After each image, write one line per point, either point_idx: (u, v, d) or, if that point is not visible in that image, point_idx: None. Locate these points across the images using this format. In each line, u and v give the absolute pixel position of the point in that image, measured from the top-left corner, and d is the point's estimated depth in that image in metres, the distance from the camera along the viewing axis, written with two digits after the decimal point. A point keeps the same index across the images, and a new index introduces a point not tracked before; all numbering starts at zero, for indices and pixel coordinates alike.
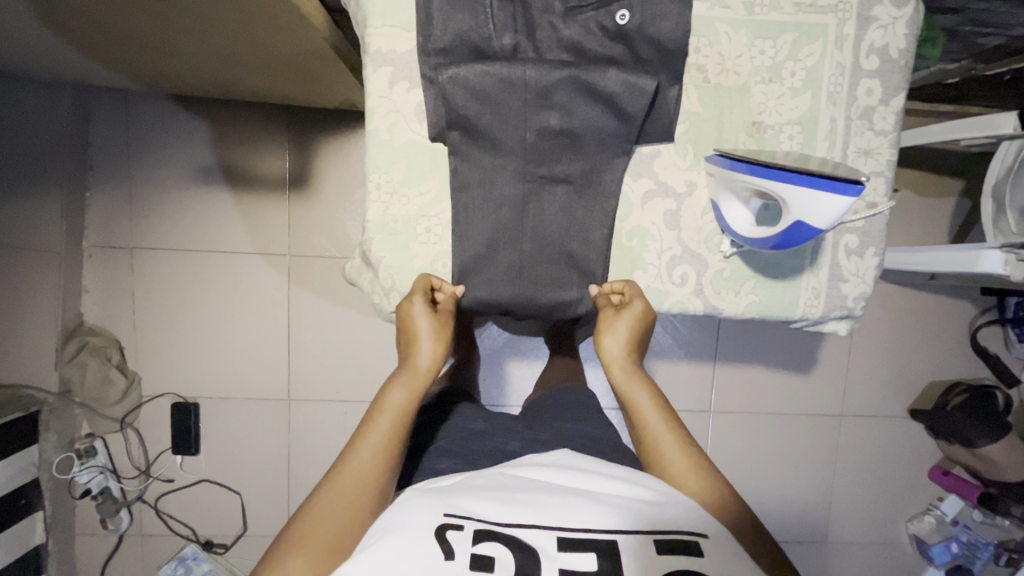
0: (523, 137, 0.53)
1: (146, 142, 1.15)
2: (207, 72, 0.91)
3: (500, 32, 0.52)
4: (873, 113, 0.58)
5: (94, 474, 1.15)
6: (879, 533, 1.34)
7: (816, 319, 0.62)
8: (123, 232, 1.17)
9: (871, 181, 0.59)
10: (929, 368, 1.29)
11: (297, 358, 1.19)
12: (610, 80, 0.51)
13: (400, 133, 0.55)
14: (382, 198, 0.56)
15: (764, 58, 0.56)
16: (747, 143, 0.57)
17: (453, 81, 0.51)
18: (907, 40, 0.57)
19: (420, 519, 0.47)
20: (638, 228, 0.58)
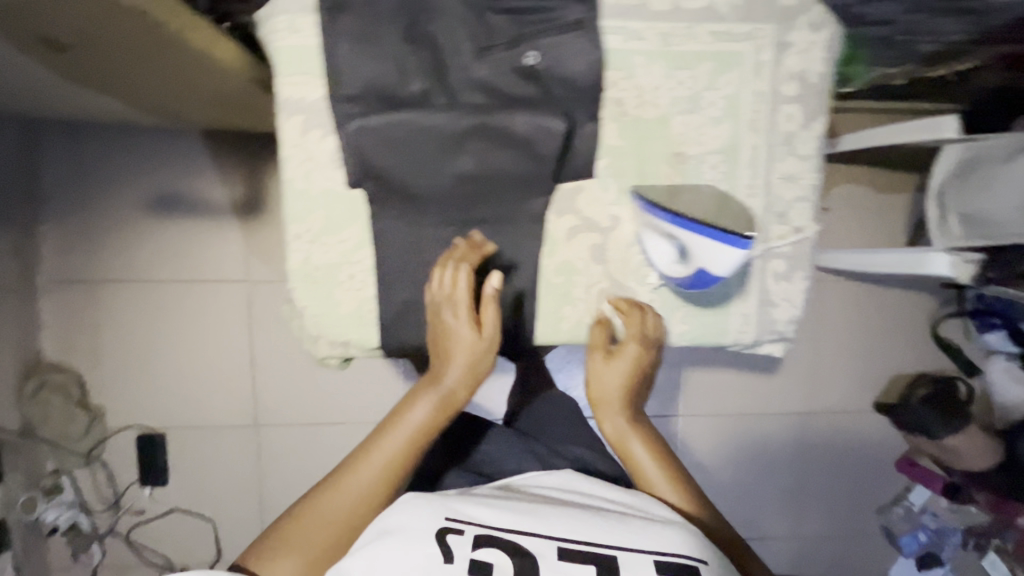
0: (440, 182, 0.54)
1: (95, 173, 1.13)
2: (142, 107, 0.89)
3: (409, 78, 0.51)
4: (794, 138, 0.58)
5: (62, 510, 1.13)
6: (850, 525, 1.37)
7: (749, 343, 0.62)
8: (76, 267, 1.14)
9: (795, 207, 0.59)
10: (892, 361, 1.31)
11: (262, 384, 1.18)
12: (520, 122, 0.52)
13: (317, 181, 0.55)
14: (301, 247, 0.56)
15: (682, 90, 0.56)
16: (668, 175, 0.57)
17: (361, 132, 0.51)
18: (826, 64, 0.56)
19: (425, 522, 0.55)
20: (565, 265, 0.59)
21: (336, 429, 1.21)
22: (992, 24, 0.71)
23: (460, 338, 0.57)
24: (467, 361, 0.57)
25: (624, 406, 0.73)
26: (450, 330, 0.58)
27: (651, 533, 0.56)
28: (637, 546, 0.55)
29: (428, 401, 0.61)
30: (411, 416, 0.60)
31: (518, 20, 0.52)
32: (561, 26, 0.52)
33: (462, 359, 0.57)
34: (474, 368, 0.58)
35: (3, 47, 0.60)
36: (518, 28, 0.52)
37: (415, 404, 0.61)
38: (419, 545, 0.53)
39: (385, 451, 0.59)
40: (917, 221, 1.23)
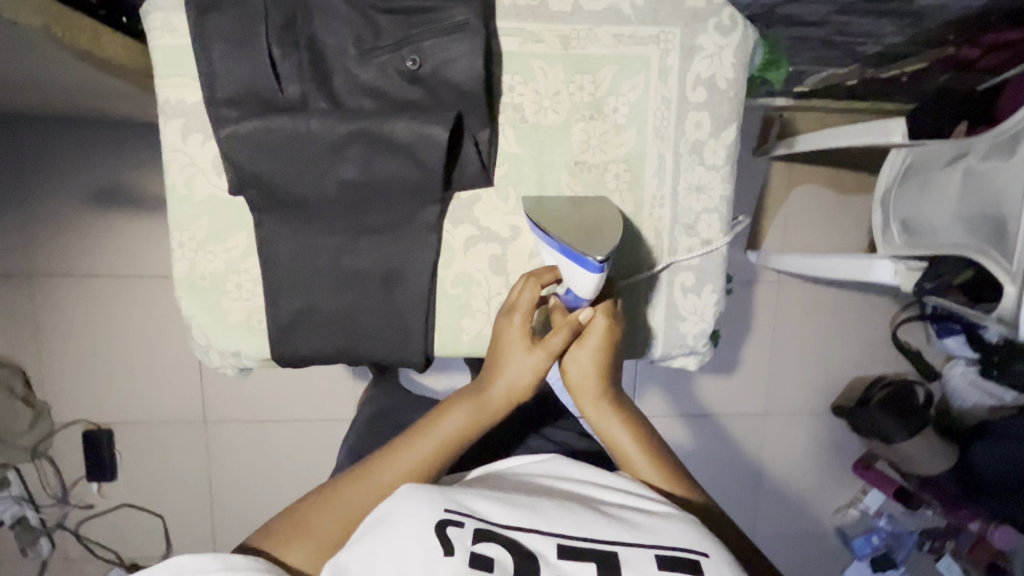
0: (323, 191, 0.51)
1: (35, 166, 1.10)
2: (70, 101, 0.88)
3: (287, 81, 0.49)
4: (703, 147, 0.55)
5: (8, 505, 1.14)
6: (805, 527, 1.36)
7: (659, 357, 0.61)
8: (17, 261, 1.12)
9: (704, 218, 0.57)
10: (850, 364, 1.30)
11: (209, 381, 1.18)
12: (401, 130, 0.49)
13: (199, 188, 0.52)
14: (185, 256, 0.53)
15: (583, 95, 0.54)
16: (571, 183, 0.55)
17: (232, 139, 0.48)
18: (735, 70, 0.54)
19: (417, 514, 0.43)
20: (462, 275, 0.56)
21: (284, 427, 1.20)
22: (928, 26, 0.69)
23: (510, 353, 0.53)
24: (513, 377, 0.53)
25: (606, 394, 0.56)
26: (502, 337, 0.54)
27: (673, 531, 0.46)
28: (656, 547, 0.44)
29: (466, 410, 0.53)
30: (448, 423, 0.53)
31: (405, 22, 0.49)
32: (445, 29, 0.49)
33: (509, 376, 0.53)
34: (517, 386, 0.53)
35: None
36: (404, 30, 0.49)
37: (453, 410, 0.54)
38: (412, 543, 0.41)
39: (415, 455, 0.52)
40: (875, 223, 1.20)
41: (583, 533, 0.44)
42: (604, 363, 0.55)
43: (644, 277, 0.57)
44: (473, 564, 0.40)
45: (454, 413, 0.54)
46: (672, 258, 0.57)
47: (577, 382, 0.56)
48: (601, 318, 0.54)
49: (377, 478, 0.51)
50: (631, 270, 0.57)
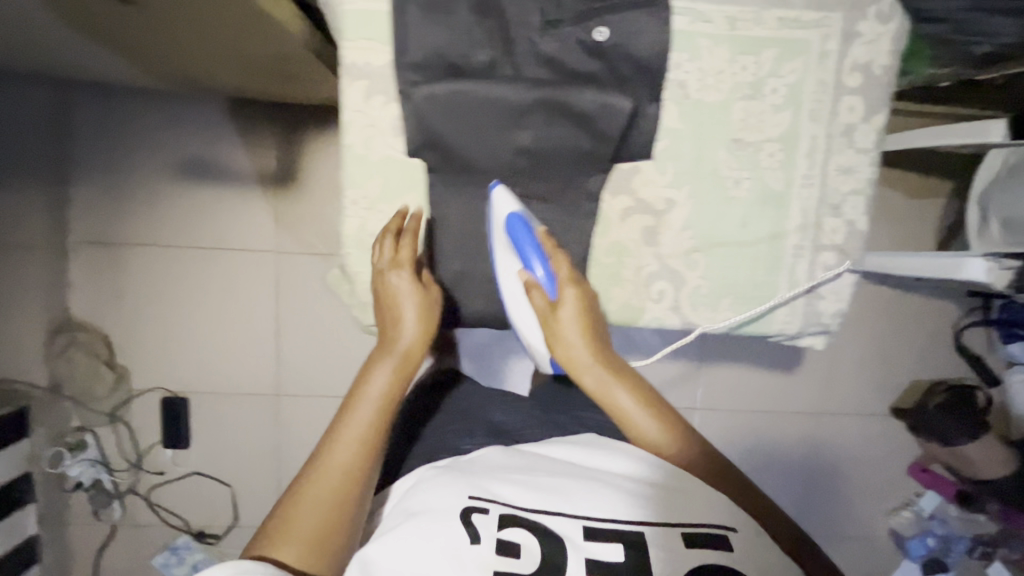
0: (501, 156, 0.61)
1: (128, 136, 1.11)
2: (164, 62, 0.86)
3: (477, 48, 0.57)
4: (854, 130, 0.61)
5: (86, 467, 1.16)
6: (857, 529, 1.37)
7: (792, 335, 0.66)
8: (111, 227, 1.13)
9: (851, 199, 0.62)
10: (912, 366, 1.30)
11: (284, 355, 1.19)
12: (583, 100, 0.57)
13: (377, 148, 0.61)
14: (359, 212, 0.63)
15: (746, 75, 0.59)
16: (728, 159, 0.61)
17: (429, 99, 0.57)
18: (891, 57, 0.58)
19: (448, 501, 0.51)
20: (615, 245, 0.64)
21: None
22: None
23: (405, 306, 0.61)
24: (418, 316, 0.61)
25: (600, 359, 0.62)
26: (393, 293, 0.61)
27: (694, 505, 0.53)
28: (680, 526, 0.50)
29: (388, 365, 0.59)
30: (375, 382, 0.57)
31: None
32: (630, 6, 0.56)
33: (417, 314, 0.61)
34: (423, 327, 0.61)
35: None
36: (586, 5, 0.56)
37: (375, 372, 0.58)
38: (446, 527, 0.48)
39: (357, 422, 0.55)
40: (949, 225, 1.21)
41: (601, 512, 0.51)
42: (585, 323, 0.62)
43: (789, 255, 0.64)
44: (499, 552, 0.47)
45: (378, 374, 0.58)
46: (815, 237, 0.63)
47: (571, 358, 0.62)
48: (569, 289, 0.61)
49: (330, 461, 0.53)
50: (777, 247, 0.63)
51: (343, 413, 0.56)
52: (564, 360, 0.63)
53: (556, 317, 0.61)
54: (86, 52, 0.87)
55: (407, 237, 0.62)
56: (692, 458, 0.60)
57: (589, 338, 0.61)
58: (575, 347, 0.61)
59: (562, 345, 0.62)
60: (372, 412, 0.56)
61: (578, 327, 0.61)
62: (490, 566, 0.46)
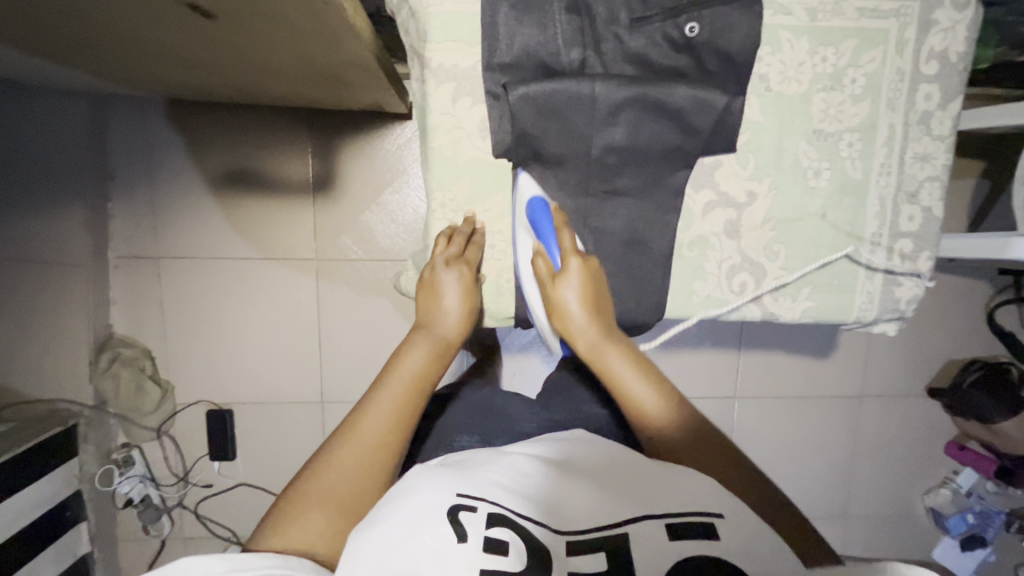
0: (589, 154, 0.62)
1: (169, 151, 1.12)
2: (210, 74, 0.86)
3: (568, 47, 0.59)
4: (931, 118, 0.63)
5: (135, 483, 1.17)
6: (894, 508, 1.39)
7: (867, 321, 0.68)
8: (147, 241, 1.14)
9: (928, 185, 0.64)
10: (947, 346, 1.32)
11: (328, 363, 1.19)
12: (678, 95, 0.59)
13: (464, 149, 0.63)
14: (447, 214, 0.66)
15: (826, 66, 0.62)
16: (808, 149, 0.64)
17: (522, 99, 0.58)
18: (967, 44, 0.61)
19: (429, 499, 0.46)
20: (698, 239, 0.66)
21: None
22: None
23: (448, 298, 0.64)
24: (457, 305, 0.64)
25: (597, 328, 0.62)
26: (437, 284, 0.64)
27: (682, 494, 0.48)
28: (666, 518, 0.46)
29: (423, 349, 0.60)
30: (408, 363, 0.59)
31: None
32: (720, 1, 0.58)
33: (453, 302, 0.64)
34: (461, 318, 0.64)
35: (156, 17, 0.59)
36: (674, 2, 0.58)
37: (410, 352, 0.60)
38: (423, 530, 0.43)
39: (389, 398, 0.56)
40: (981, 205, 1.22)
41: (583, 520, 0.47)
42: (588, 292, 0.62)
43: (867, 242, 0.65)
44: (485, 550, 0.42)
45: (413, 355, 0.60)
46: (893, 225, 0.65)
47: (570, 329, 0.63)
48: (572, 260, 0.62)
49: (359, 433, 0.54)
50: (857, 235, 0.65)
51: (378, 388, 0.57)
52: (564, 332, 0.64)
53: (556, 286, 0.62)
54: (122, 69, 0.87)
55: (472, 244, 0.66)
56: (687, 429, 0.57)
57: (589, 307, 0.62)
58: (575, 317, 0.62)
59: (561, 318, 0.63)
60: (402, 390, 0.57)
61: (578, 297, 0.62)
62: (476, 566, 0.41)
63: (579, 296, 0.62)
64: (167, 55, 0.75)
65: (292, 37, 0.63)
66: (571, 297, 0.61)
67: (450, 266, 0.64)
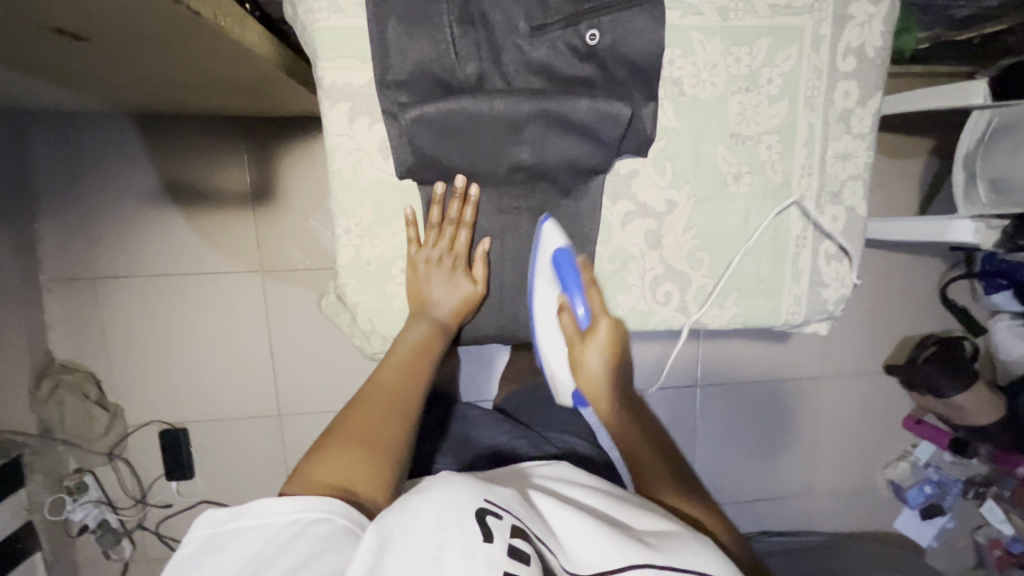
0: (497, 169, 0.61)
1: (93, 166, 1.07)
2: (135, 89, 0.82)
3: (464, 61, 0.57)
4: (851, 115, 0.62)
5: (89, 509, 1.15)
6: (855, 484, 1.42)
7: (798, 323, 0.68)
8: (82, 262, 1.10)
9: (849, 184, 0.64)
10: (903, 324, 1.33)
11: (283, 376, 1.17)
12: (582, 110, 0.57)
13: (365, 171, 0.61)
14: (353, 241, 0.63)
15: (741, 67, 0.60)
16: (726, 154, 0.62)
17: (417, 121, 0.57)
18: (883, 37, 0.60)
19: (462, 496, 0.46)
20: (619, 251, 0.65)
21: None
22: None
23: (440, 286, 0.66)
24: (450, 288, 0.66)
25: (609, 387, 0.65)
26: (427, 277, 0.66)
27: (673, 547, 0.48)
28: (663, 567, 0.45)
29: (424, 323, 0.65)
30: (410, 334, 0.64)
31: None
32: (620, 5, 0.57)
33: (448, 291, 0.66)
34: (456, 304, 0.67)
35: (25, 42, 0.55)
36: (574, 8, 0.57)
37: (411, 326, 0.65)
38: (456, 522, 0.43)
39: (396, 365, 0.62)
40: (929, 183, 1.22)
41: (586, 555, 0.47)
42: (611, 350, 0.65)
43: (792, 246, 0.65)
44: (509, 554, 0.42)
45: (413, 329, 0.65)
46: (817, 226, 0.65)
47: (592, 388, 0.66)
48: (601, 322, 0.64)
49: (374, 390, 0.59)
50: (780, 242, 0.65)
51: (386, 359, 0.63)
52: (584, 389, 0.67)
53: (583, 345, 0.65)
54: (33, 82, 0.82)
55: (461, 227, 0.65)
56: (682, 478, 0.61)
57: (608, 366, 0.65)
58: (592, 376, 0.66)
59: (580, 374, 0.67)
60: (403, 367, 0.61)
61: (602, 358, 0.65)
62: (501, 568, 0.41)
63: (601, 360, 0.65)
64: (76, 72, 0.71)
65: (180, 55, 0.60)
66: (591, 364, 0.65)
67: (442, 254, 0.65)
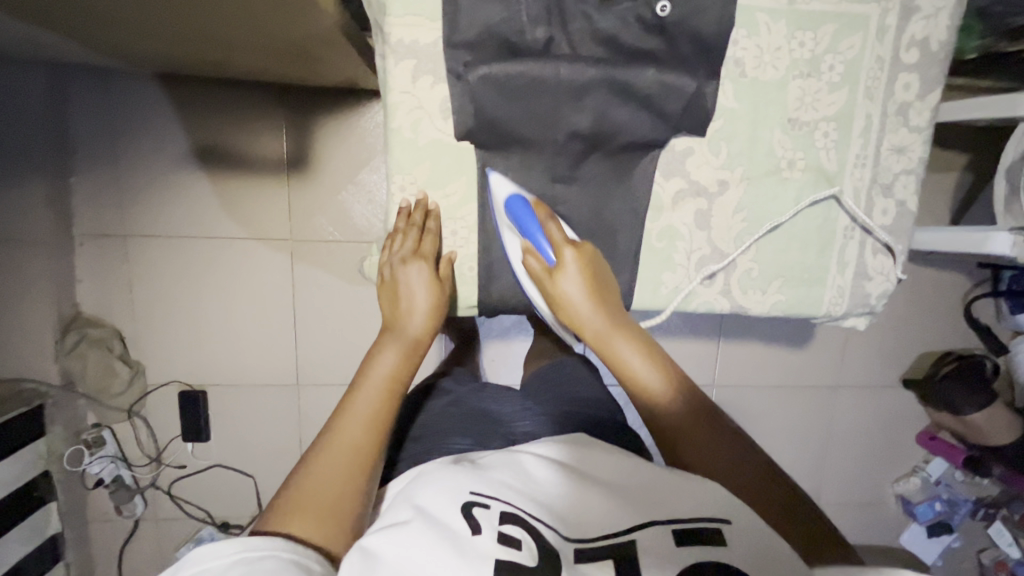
0: (556, 136, 0.63)
1: (130, 126, 1.08)
2: (181, 46, 0.82)
3: (533, 26, 0.59)
4: (909, 108, 0.65)
5: (105, 464, 1.14)
6: (864, 497, 1.42)
7: (838, 315, 0.71)
8: (116, 218, 1.10)
9: (904, 177, 0.67)
10: (925, 337, 1.33)
11: (302, 346, 1.18)
12: (643, 79, 0.60)
13: (424, 131, 0.64)
14: (407, 197, 0.67)
15: (804, 51, 0.63)
16: (782, 138, 0.65)
17: (484, 80, 0.60)
18: (947, 32, 0.63)
19: (448, 496, 0.47)
20: (668, 229, 0.68)
21: None
22: None
23: (416, 292, 0.65)
24: (426, 296, 0.65)
25: (597, 312, 0.61)
26: (402, 281, 0.66)
27: (681, 499, 0.49)
28: (671, 523, 0.46)
29: (394, 350, 0.61)
30: (379, 364, 0.59)
31: None
32: None
33: (425, 297, 0.65)
34: (429, 313, 0.65)
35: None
36: None
37: (380, 355, 0.60)
38: (438, 522, 0.45)
39: (363, 401, 0.56)
40: (960, 199, 1.21)
41: (595, 519, 0.48)
42: (587, 282, 0.62)
43: (839, 237, 0.68)
44: (498, 542, 0.43)
45: (383, 357, 0.60)
46: (867, 219, 0.68)
47: (577, 321, 0.62)
48: (565, 251, 0.62)
49: (338, 436, 0.53)
50: (828, 233, 0.68)
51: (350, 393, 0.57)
52: (571, 325, 0.64)
53: (553, 280, 0.62)
54: (83, 36, 0.82)
55: (427, 233, 0.67)
56: (688, 410, 0.57)
57: (589, 296, 0.61)
58: (578, 311, 0.62)
59: (563, 312, 0.63)
60: (376, 392, 0.57)
61: (577, 289, 0.62)
62: (491, 557, 0.42)
63: (578, 288, 0.62)
64: (130, 24, 0.72)
65: (249, 9, 0.61)
66: (571, 297, 0.62)
67: (419, 264, 0.65)
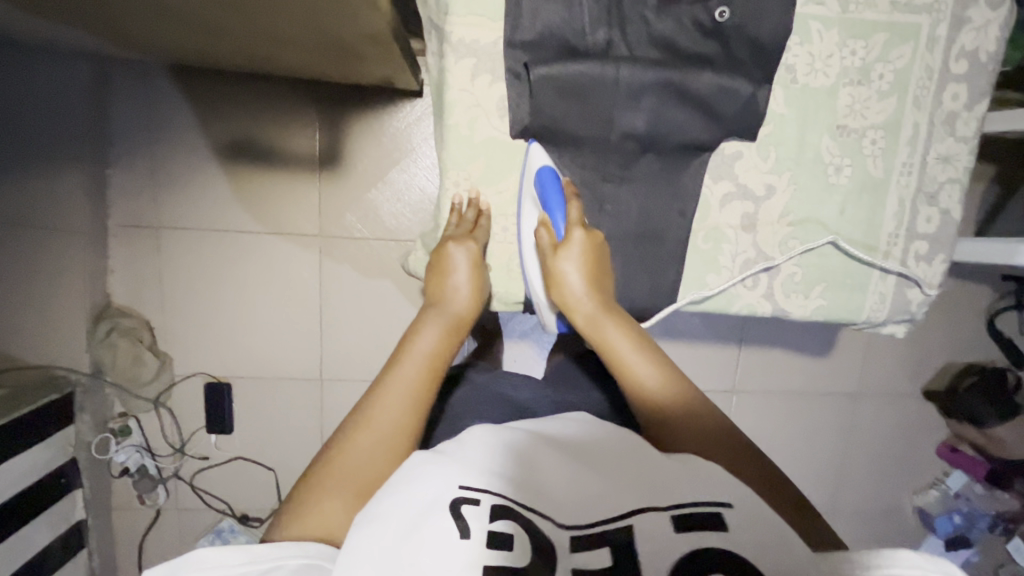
0: (609, 136, 0.65)
1: (169, 120, 1.10)
2: (233, 42, 0.84)
3: (595, 27, 0.61)
4: (956, 118, 0.67)
5: (131, 453, 1.17)
6: (881, 507, 1.41)
7: (877, 322, 0.73)
8: (151, 209, 1.12)
9: (948, 187, 0.69)
10: (950, 349, 1.32)
11: (328, 342, 1.19)
12: (700, 82, 0.63)
13: (480, 128, 0.66)
14: (461, 193, 0.69)
15: (855, 59, 0.65)
16: (831, 145, 0.67)
17: (546, 79, 0.62)
18: (996, 44, 0.65)
19: (433, 493, 0.43)
20: (714, 231, 0.69)
21: None
22: None
23: (459, 272, 0.66)
24: (469, 280, 0.66)
25: (595, 296, 0.63)
26: (449, 260, 0.67)
27: (685, 481, 0.46)
28: (671, 509, 0.43)
29: (437, 327, 0.61)
30: (422, 341, 0.60)
31: None
32: None
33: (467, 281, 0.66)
34: (472, 297, 0.66)
35: None
36: None
37: (423, 331, 0.61)
38: (425, 525, 0.41)
39: (404, 376, 0.56)
40: (986, 210, 1.22)
41: (594, 500, 0.44)
42: (591, 265, 0.64)
43: (883, 243, 0.70)
44: (488, 547, 0.40)
45: (426, 333, 0.60)
46: (911, 226, 0.70)
47: (569, 300, 0.63)
48: (577, 231, 0.64)
49: (378, 411, 0.54)
50: (872, 239, 0.70)
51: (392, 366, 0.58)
52: (562, 305, 0.65)
53: (557, 256, 0.64)
54: (139, 31, 0.84)
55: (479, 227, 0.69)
56: (679, 396, 0.56)
57: (589, 279, 0.63)
58: (575, 290, 0.63)
59: (558, 288, 0.64)
60: (417, 368, 0.57)
61: (579, 269, 0.63)
62: (480, 565, 0.39)
63: (580, 269, 0.63)
64: (193, 21, 0.74)
65: (311, 7, 0.63)
66: (571, 274, 0.63)
67: (464, 247, 0.67)
